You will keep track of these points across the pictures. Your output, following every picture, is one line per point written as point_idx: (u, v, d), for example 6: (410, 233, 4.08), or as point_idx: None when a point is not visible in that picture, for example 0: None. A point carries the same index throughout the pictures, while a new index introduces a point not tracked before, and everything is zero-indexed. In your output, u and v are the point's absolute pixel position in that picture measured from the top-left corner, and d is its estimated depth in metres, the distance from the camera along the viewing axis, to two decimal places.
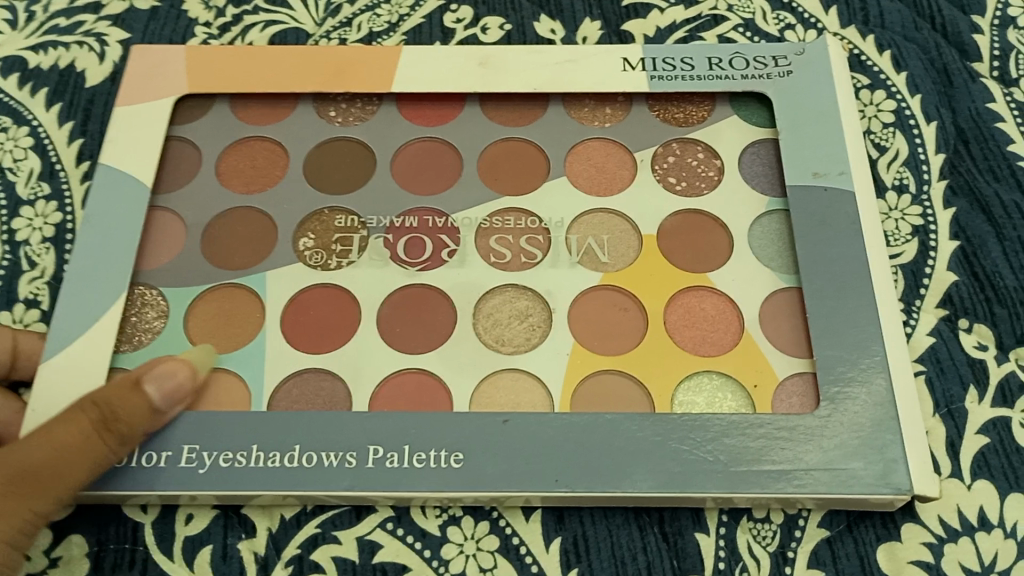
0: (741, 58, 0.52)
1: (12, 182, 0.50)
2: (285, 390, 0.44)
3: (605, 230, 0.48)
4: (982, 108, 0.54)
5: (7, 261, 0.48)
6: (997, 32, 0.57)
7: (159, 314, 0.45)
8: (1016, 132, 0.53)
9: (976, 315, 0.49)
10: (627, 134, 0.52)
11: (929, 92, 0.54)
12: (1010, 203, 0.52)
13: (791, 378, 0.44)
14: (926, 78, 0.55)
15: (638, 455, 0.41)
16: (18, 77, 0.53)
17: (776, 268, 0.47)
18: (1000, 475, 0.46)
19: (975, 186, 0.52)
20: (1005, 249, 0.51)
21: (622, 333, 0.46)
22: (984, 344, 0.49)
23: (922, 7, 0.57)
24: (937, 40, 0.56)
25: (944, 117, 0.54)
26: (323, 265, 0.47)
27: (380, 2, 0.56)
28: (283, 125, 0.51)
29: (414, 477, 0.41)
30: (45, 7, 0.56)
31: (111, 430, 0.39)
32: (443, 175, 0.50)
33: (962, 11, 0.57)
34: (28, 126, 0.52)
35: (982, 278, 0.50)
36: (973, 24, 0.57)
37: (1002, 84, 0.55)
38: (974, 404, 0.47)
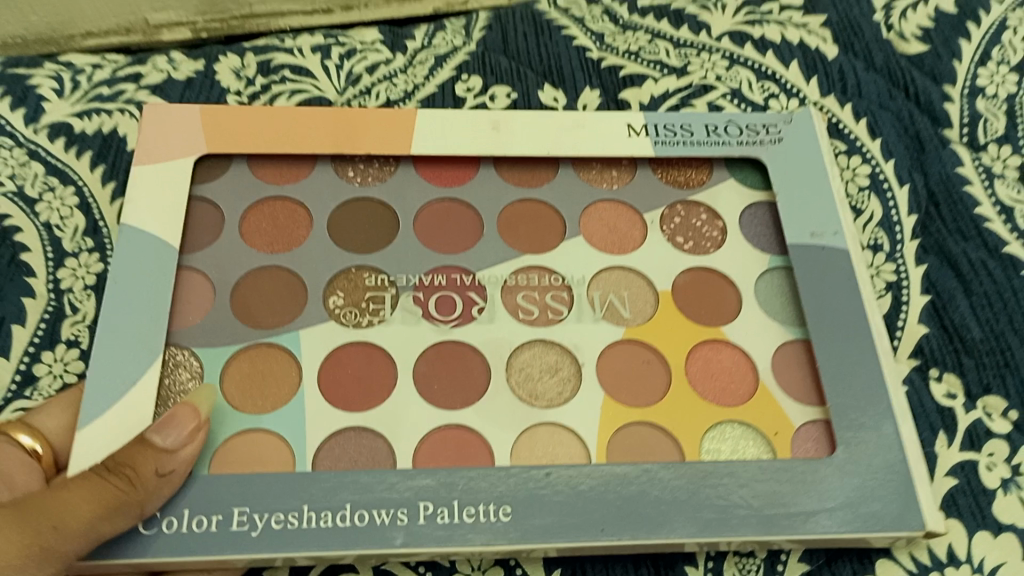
0: (735, 125, 0.56)
1: (58, 237, 0.52)
2: (327, 450, 0.44)
3: (624, 286, 0.51)
4: (953, 171, 0.58)
5: (52, 306, 0.50)
6: (967, 100, 0.61)
7: (193, 376, 0.45)
8: (987, 197, 0.57)
9: (946, 365, 0.52)
10: (636, 195, 0.55)
11: (902, 157, 0.59)
12: (977, 260, 0.55)
13: (806, 425, 0.47)
14: (900, 144, 0.59)
15: (674, 503, 0.43)
16: (64, 141, 0.55)
17: (783, 320, 0.51)
18: (968, 514, 0.47)
19: (944, 244, 0.56)
20: (972, 304, 0.54)
21: (647, 385, 0.48)
22: (953, 393, 0.51)
23: (897, 74, 0.62)
24: (911, 108, 0.61)
25: (917, 180, 0.58)
26: (357, 324, 0.48)
27: (398, 72, 0.60)
28: (303, 185, 0.53)
29: (465, 532, 0.41)
30: (90, 77, 0.58)
31: (112, 470, 0.40)
32: (465, 233, 0.52)
33: (933, 80, 0.62)
34: (73, 185, 0.53)
35: (951, 331, 0.53)
36: (944, 93, 0.61)
37: (972, 149, 0.59)
38: (943, 449, 0.49)
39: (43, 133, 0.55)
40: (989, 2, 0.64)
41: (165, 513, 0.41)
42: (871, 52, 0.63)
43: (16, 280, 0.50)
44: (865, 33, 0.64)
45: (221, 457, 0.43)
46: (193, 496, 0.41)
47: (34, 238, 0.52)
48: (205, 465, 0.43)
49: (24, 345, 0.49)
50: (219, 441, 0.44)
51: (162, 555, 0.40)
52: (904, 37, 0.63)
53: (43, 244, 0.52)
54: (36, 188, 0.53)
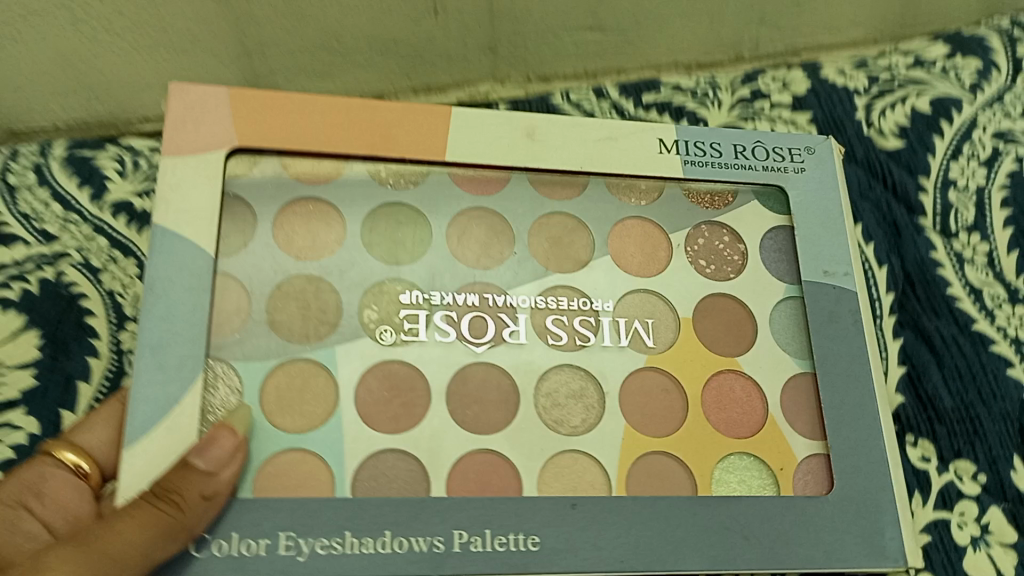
0: (762, 147, 0.57)
1: (121, 304, 0.55)
2: (367, 470, 0.46)
3: (648, 312, 0.53)
4: (927, 256, 0.60)
5: (116, 367, 0.53)
6: (940, 192, 0.62)
7: (233, 391, 0.46)
8: (959, 286, 0.59)
9: (920, 431, 0.55)
10: (663, 214, 0.56)
11: (880, 242, 0.61)
12: (949, 337, 0.57)
13: (808, 459, 0.51)
14: (878, 229, 0.61)
15: (686, 538, 0.47)
16: (127, 218, 0.58)
17: (793, 353, 0.53)
18: (941, 569, 0.52)
19: (919, 321, 0.58)
20: (944, 376, 0.57)
21: (665, 415, 0.50)
22: (927, 456, 0.54)
23: (875, 166, 0.63)
24: (888, 198, 0.62)
25: (894, 263, 0.60)
26: (393, 342, 0.49)
27: None
28: (336, 185, 0.52)
29: (497, 560, 0.44)
30: (150, 159, 0.61)
31: (159, 495, 0.42)
32: (496, 246, 0.53)
33: (908, 172, 0.63)
34: (135, 259, 0.57)
35: (924, 400, 0.56)
36: (919, 184, 0.62)
37: (945, 236, 0.61)
38: (919, 508, 0.53)
39: (108, 211, 0.59)
40: (961, 103, 0.65)
41: (214, 535, 0.43)
42: (852, 146, 0.64)
43: (81, 343, 0.54)
44: (847, 129, 0.65)
45: (263, 477, 0.45)
46: (241, 519, 0.43)
47: (99, 305, 0.55)
48: (249, 486, 0.44)
49: (89, 400, 0.52)
50: (261, 460, 0.45)
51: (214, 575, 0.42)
52: (883, 133, 0.64)
53: (107, 311, 0.55)
54: (100, 258, 0.57)
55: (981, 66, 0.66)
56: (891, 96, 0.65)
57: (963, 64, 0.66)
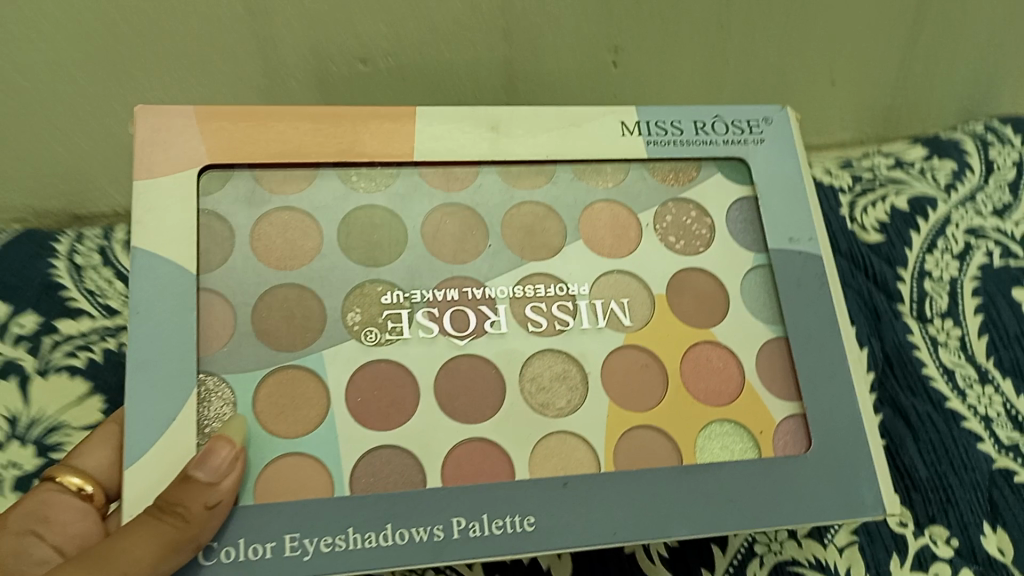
0: (722, 121, 0.59)
1: None
2: (363, 466, 0.48)
3: (623, 292, 0.54)
4: (905, 340, 0.68)
5: None
6: (916, 281, 0.70)
7: (227, 403, 0.48)
8: (933, 365, 0.67)
9: (899, 499, 0.62)
10: (630, 196, 0.57)
11: (863, 325, 0.68)
12: (925, 413, 0.64)
13: (785, 420, 0.53)
14: (861, 314, 0.68)
15: (676, 505, 0.49)
16: None
17: (764, 320, 0.55)
18: None
19: (898, 399, 0.65)
20: (920, 449, 0.63)
21: (646, 390, 0.52)
22: (905, 522, 0.61)
23: (858, 258, 0.71)
24: (870, 286, 0.70)
25: (875, 346, 0.67)
26: (377, 342, 0.50)
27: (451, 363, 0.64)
28: (309, 194, 0.53)
29: (495, 542, 0.46)
30: None
31: (163, 510, 0.43)
32: (470, 240, 0.54)
33: (888, 263, 0.71)
34: None
35: (902, 470, 0.63)
36: (897, 274, 0.70)
37: (921, 321, 0.68)
38: (897, 569, 0.59)
39: None
40: (936, 202, 0.74)
41: (222, 544, 0.44)
42: (837, 239, 0.72)
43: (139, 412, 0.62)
44: (832, 221, 0.73)
45: (263, 483, 0.46)
46: (246, 526, 0.45)
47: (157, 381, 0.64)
48: (250, 493, 0.46)
49: None
50: (260, 466, 0.47)
51: None
52: (865, 228, 0.73)
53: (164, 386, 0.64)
54: None
55: (955, 168, 0.77)
56: (873, 194, 0.75)
57: (939, 164, 0.77)
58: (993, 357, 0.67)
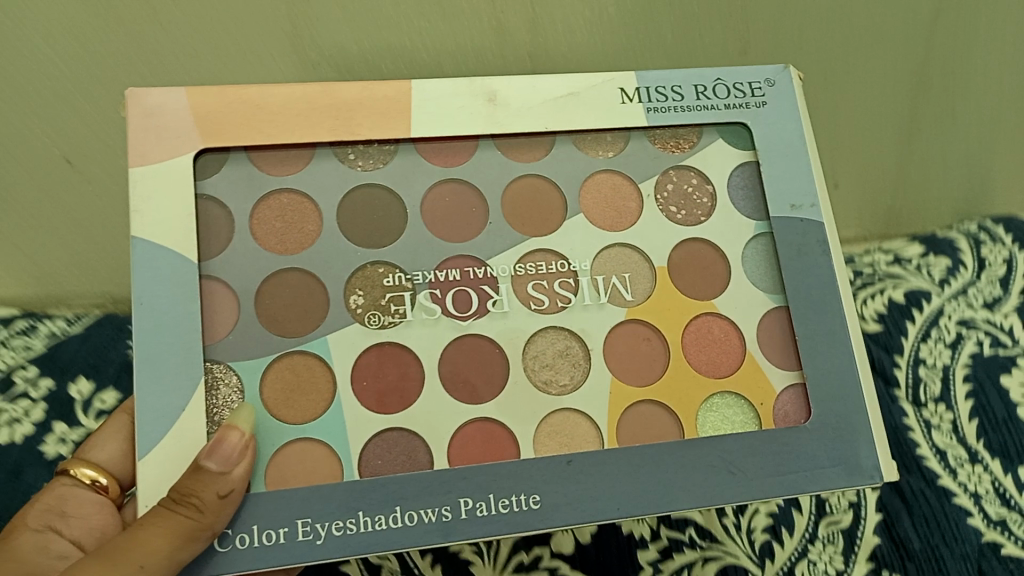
0: (723, 84, 0.58)
1: None
2: (371, 450, 0.49)
3: (625, 267, 0.54)
4: (901, 424, 0.75)
5: None
6: (912, 368, 0.77)
7: (235, 391, 0.48)
8: (927, 446, 0.74)
9: (894, 567, 0.69)
10: (631, 165, 0.56)
11: None
12: (918, 489, 0.72)
13: (786, 390, 0.54)
14: None
15: (677, 481, 0.50)
16: None
17: (766, 288, 0.55)
18: None
19: (896, 477, 0.73)
20: (914, 522, 0.71)
21: (647, 365, 0.53)
22: None
23: None
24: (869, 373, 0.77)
25: None
26: (380, 326, 0.50)
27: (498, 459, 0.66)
28: (306, 174, 0.52)
29: (502, 522, 0.47)
30: None
31: (178, 501, 0.44)
32: (470, 218, 0.54)
33: (886, 351, 0.78)
34: None
35: (897, 541, 0.70)
36: (894, 360, 0.77)
37: (916, 405, 0.76)
38: None
39: None
40: (931, 295, 0.81)
41: (236, 531, 0.46)
42: None
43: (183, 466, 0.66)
44: None
45: (274, 469, 0.47)
46: (258, 512, 0.46)
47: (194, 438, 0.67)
48: (261, 481, 0.47)
49: None
50: (270, 454, 0.48)
51: (241, 566, 0.45)
52: (865, 318, 0.79)
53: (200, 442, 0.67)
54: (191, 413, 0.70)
55: (950, 265, 0.82)
56: (872, 287, 0.81)
57: (934, 261, 0.83)
58: (983, 439, 0.75)
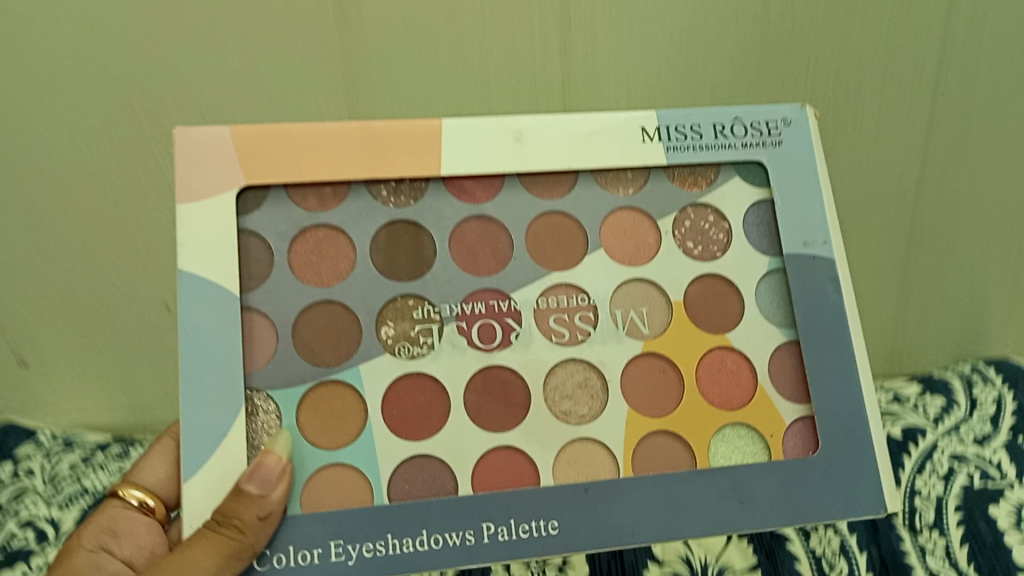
0: (741, 123, 0.60)
1: None
2: (400, 474, 0.52)
3: (643, 302, 0.57)
4: (898, 547, 0.75)
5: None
6: (908, 497, 0.78)
7: (273, 416, 0.51)
8: (921, 568, 0.73)
9: None
10: (650, 201, 0.59)
11: (861, 531, 0.76)
12: None
13: (795, 422, 0.56)
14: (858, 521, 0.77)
15: (689, 509, 0.52)
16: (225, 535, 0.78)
17: (777, 323, 0.58)
18: None
19: None
20: None
21: (662, 397, 0.56)
22: None
23: None
24: None
25: (872, 549, 0.75)
26: (409, 356, 0.53)
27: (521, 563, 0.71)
28: (341, 210, 0.55)
29: (522, 546, 0.50)
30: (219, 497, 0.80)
31: (221, 522, 0.47)
32: (495, 252, 0.56)
33: None
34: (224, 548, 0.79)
35: None
36: None
37: (912, 529, 0.76)
38: None
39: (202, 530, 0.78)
40: (926, 431, 0.82)
41: (273, 550, 0.49)
42: None
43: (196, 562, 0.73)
44: None
45: (309, 491, 0.51)
46: (294, 533, 0.49)
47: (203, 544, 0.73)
48: (298, 503, 0.50)
49: None
50: (305, 477, 0.51)
51: None
52: None
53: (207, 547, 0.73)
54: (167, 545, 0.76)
55: (944, 404, 0.85)
56: None
57: (930, 400, 0.86)
58: (973, 563, 0.73)
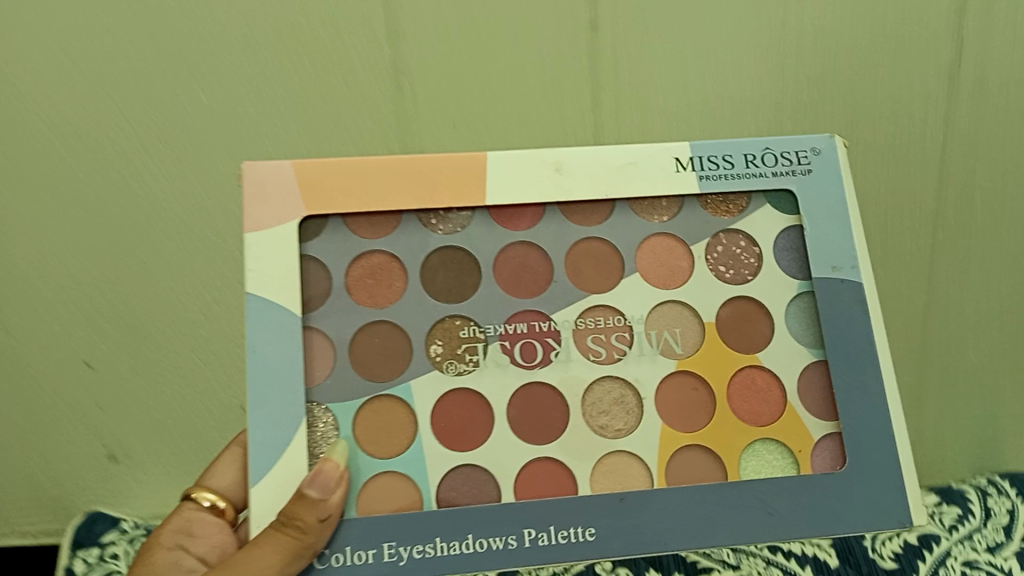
0: (771, 153, 0.63)
1: None
2: (448, 482, 0.56)
3: (677, 323, 0.60)
4: None
5: None
6: None
7: (332, 426, 0.56)
8: None
9: None
10: (684, 228, 0.62)
11: None
12: None
13: (823, 437, 0.59)
14: None
15: (720, 519, 0.55)
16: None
17: (806, 343, 0.61)
18: None
19: None
20: None
21: (694, 413, 0.59)
22: None
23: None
24: None
25: None
26: (456, 373, 0.57)
27: None
28: (394, 237, 0.60)
29: (561, 551, 0.54)
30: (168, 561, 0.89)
31: (287, 524, 0.51)
32: (537, 276, 0.60)
33: None
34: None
35: None
36: None
37: None
38: None
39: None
40: (941, 537, 0.87)
41: (332, 550, 0.53)
42: (861, 563, 0.84)
43: None
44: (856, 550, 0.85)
45: (364, 497, 0.55)
46: (351, 535, 0.53)
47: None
48: (354, 507, 0.54)
49: None
50: (360, 484, 0.55)
51: None
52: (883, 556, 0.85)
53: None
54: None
55: (959, 514, 0.89)
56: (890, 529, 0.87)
57: (946, 509, 0.89)
58: None
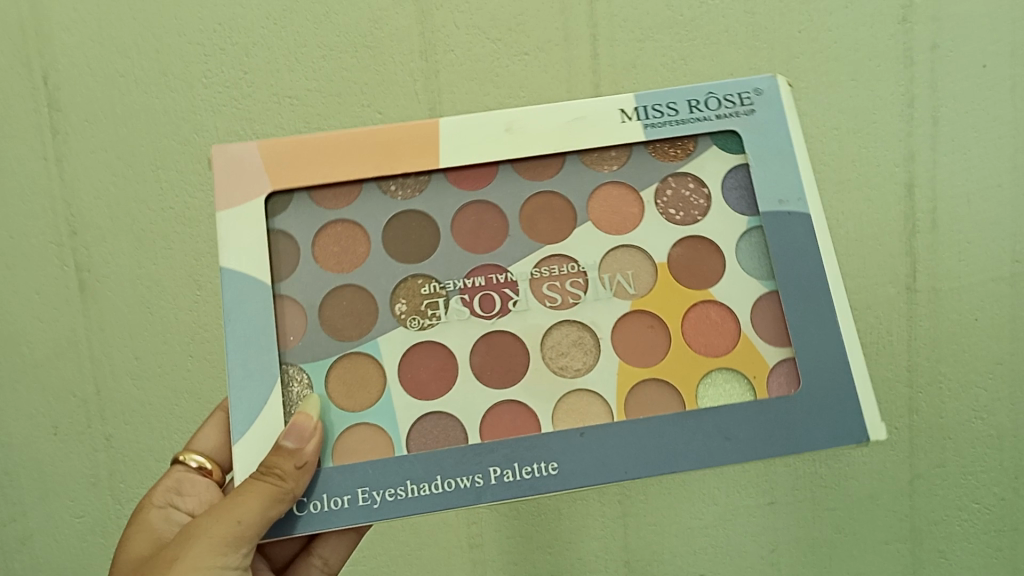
0: (715, 97, 0.65)
1: None
2: (417, 431, 0.59)
3: (630, 265, 0.63)
4: None
5: None
6: None
7: (305, 384, 0.60)
8: None
9: None
10: (633, 176, 0.65)
11: None
12: None
13: (778, 363, 0.61)
14: None
15: (678, 447, 0.58)
16: None
17: (759, 277, 0.63)
18: None
19: None
20: None
21: (650, 348, 0.61)
22: None
23: None
24: None
25: None
26: (420, 327, 0.61)
27: None
28: (356, 206, 0.63)
29: (525, 485, 0.57)
30: None
31: (263, 472, 0.55)
32: (493, 232, 0.63)
33: None
34: None
35: None
36: None
37: None
38: None
39: None
40: None
41: (310, 498, 0.56)
42: None
43: None
44: None
45: (339, 446, 0.58)
46: (327, 483, 0.57)
47: None
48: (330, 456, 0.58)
49: None
50: (334, 435, 0.58)
51: (316, 525, 0.56)
52: None
53: None
54: None
55: None
56: None
57: None
58: None
